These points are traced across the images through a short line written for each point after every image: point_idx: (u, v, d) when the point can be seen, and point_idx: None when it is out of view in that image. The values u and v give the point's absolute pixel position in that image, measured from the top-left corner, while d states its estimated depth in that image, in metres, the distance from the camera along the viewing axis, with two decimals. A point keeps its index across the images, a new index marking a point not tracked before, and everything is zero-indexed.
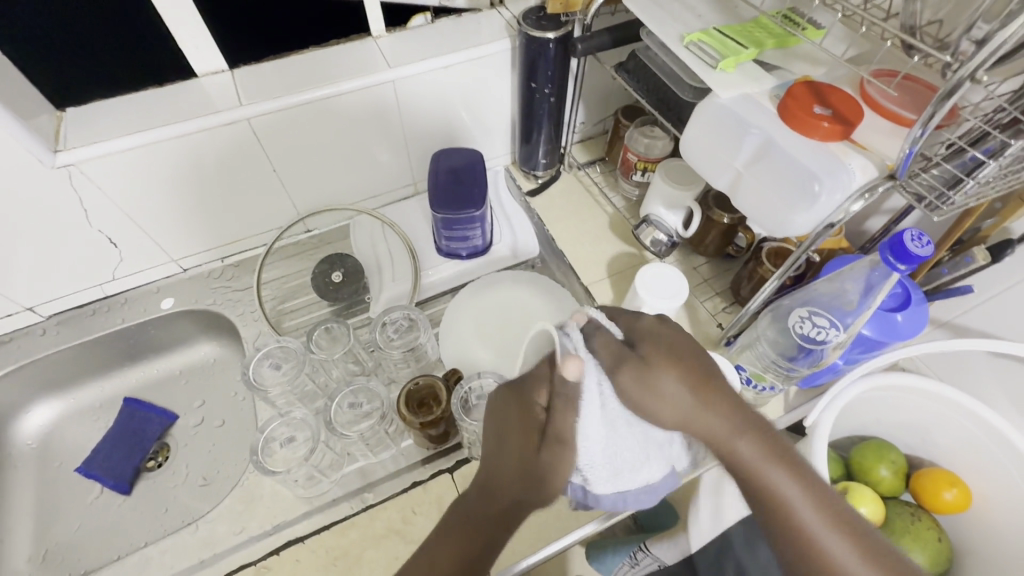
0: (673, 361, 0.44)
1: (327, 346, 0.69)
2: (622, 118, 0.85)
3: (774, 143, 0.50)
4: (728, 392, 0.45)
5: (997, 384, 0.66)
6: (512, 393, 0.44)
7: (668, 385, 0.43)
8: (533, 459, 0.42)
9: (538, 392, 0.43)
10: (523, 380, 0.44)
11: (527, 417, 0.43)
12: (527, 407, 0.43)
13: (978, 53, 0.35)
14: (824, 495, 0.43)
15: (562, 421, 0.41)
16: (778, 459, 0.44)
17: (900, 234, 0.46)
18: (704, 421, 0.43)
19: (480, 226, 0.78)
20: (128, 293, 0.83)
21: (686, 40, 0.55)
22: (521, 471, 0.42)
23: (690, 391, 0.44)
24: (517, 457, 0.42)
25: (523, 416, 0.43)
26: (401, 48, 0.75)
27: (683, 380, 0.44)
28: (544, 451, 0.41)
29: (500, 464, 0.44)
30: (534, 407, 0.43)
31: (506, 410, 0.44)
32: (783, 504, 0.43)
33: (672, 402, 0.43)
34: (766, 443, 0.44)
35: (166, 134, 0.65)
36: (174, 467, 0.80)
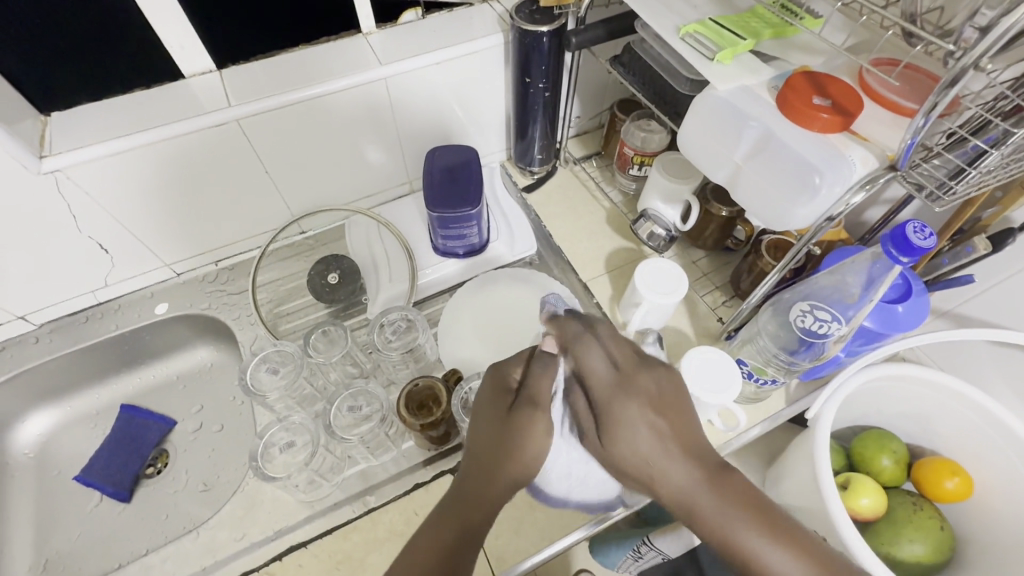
0: (642, 408, 0.44)
1: (325, 349, 0.68)
2: (617, 112, 0.84)
3: (773, 136, 0.50)
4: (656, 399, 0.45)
5: (999, 373, 0.66)
6: (493, 371, 0.51)
7: (639, 434, 0.43)
8: (507, 421, 0.47)
9: (514, 368, 0.50)
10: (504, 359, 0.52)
11: (504, 387, 0.49)
12: (502, 382, 0.50)
13: (981, 41, 0.34)
14: (764, 518, 0.40)
15: (535, 384, 0.48)
16: (744, 503, 0.41)
17: (902, 226, 0.45)
18: (670, 468, 0.42)
19: (476, 225, 0.77)
20: (121, 299, 0.82)
21: (683, 32, 0.54)
22: (497, 430, 0.47)
23: (659, 429, 0.44)
24: (493, 418, 0.48)
25: (500, 387, 0.49)
26: (392, 45, 0.74)
27: (650, 424, 0.44)
28: (519, 408, 0.47)
29: (479, 432, 0.47)
30: (509, 379, 0.50)
31: (483, 390, 0.50)
32: (751, 560, 0.40)
33: (642, 452, 0.43)
34: (737, 503, 0.41)
35: (155, 137, 0.64)
36: (173, 473, 0.80)
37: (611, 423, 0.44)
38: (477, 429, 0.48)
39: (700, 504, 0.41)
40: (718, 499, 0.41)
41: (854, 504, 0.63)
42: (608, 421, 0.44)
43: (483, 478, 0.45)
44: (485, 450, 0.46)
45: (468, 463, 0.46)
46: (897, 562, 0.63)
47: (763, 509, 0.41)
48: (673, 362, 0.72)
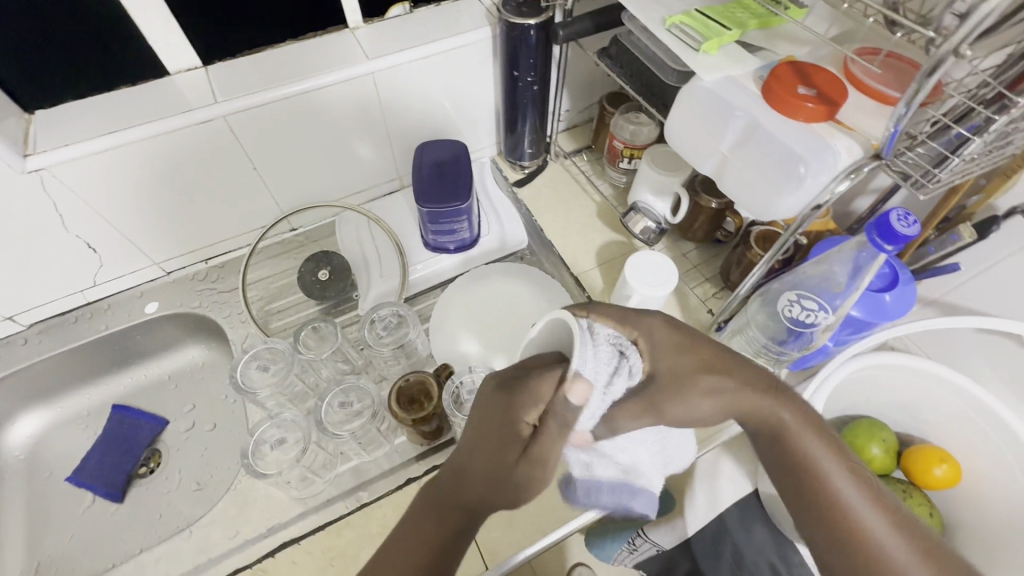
0: (712, 361, 0.47)
1: (315, 345, 0.68)
2: (607, 106, 0.84)
3: (758, 126, 0.50)
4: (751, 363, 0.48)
5: (984, 360, 0.67)
6: (504, 400, 0.40)
7: (707, 383, 0.46)
8: (512, 468, 0.39)
9: (529, 406, 0.39)
10: (518, 381, 0.40)
11: (513, 415, 0.40)
12: (516, 414, 0.39)
13: (961, 27, 0.34)
14: (853, 469, 0.45)
15: (552, 434, 0.38)
16: (844, 455, 0.46)
17: (886, 214, 0.45)
18: (756, 404, 0.46)
19: (466, 219, 0.77)
20: (110, 299, 0.81)
21: (669, 23, 0.54)
22: (496, 471, 0.40)
23: (763, 388, 0.47)
24: (494, 460, 0.40)
25: (506, 419, 0.40)
26: (380, 40, 0.74)
27: (720, 376, 0.46)
28: (525, 463, 0.39)
29: (476, 459, 0.41)
30: (523, 416, 0.39)
31: (489, 411, 0.41)
32: (844, 508, 0.44)
33: (715, 402, 0.46)
34: (816, 429, 0.47)
35: (140, 134, 0.64)
36: (166, 473, 0.80)
37: (679, 383, 0.45)
38: (471, 458, 0.41)
39: (786, 431, 0.46)
40: (819, 443, 0.46)
41: None
42: (680, 381, 0.45)
43: (471, 509, 0.41)
44: (476, 486, 0.41)
45: (457, 493, 0.42)
46: None
47: (831, 437, 0.47)
48: None
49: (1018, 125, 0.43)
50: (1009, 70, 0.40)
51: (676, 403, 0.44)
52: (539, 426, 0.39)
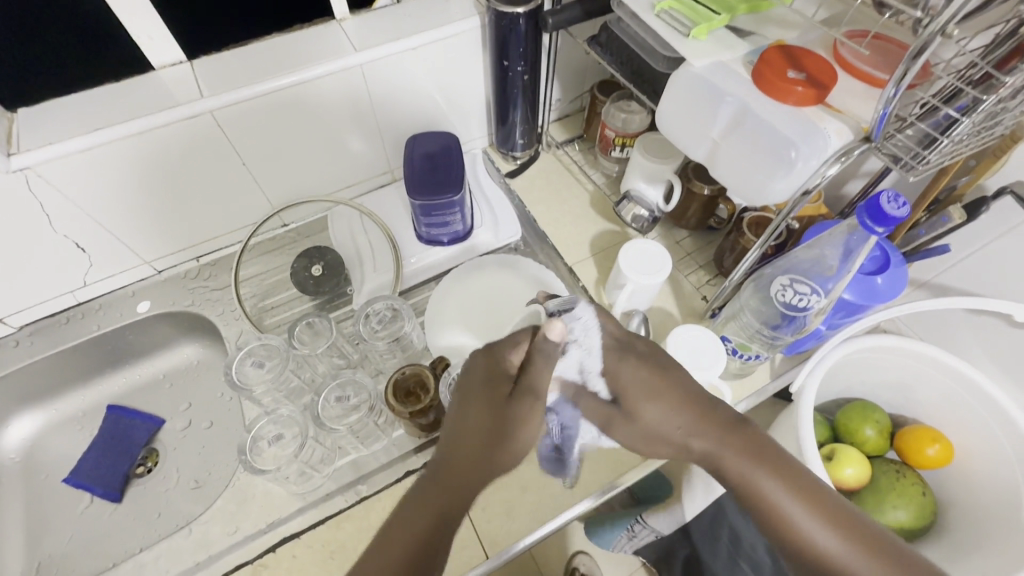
0: (655, 388, 0.48)
1: (310, 341, 0.68)
2: (597, 94, 0.84)
3: (749, 111, 0.50)
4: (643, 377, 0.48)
5: (976, 341, 0.67)
6: (487, 356, 0.47)
7: (656, 412, 0.48)
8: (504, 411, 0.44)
9: (511, 353, 0.47)
10: (498, 341, 0.48)
11: (495, 364, 0.47)
12: (499, 369, 0.47)
13: (947, 7, 0.34)
14: (782, 471, 0.46)
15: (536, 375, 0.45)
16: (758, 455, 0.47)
17: (877, 196, 0.45)
18: (695, 430, 0.47)
19: (459, 211, 0.77)
20: (101, 299, 0.81)
21: (658, 9, 0.54)
22: (489, 421, 0.44)
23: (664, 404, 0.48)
24: (486, 410, 0.45)
25: (491, 374, 0.46)
26: (367, 31, 0.73)
27: (665, 391, 0.48)
28: (517, 403, 0.45)
29: (470, 412, 0.46)
30: (506, 366, 0.47)
31: (476, 369, 0.48)
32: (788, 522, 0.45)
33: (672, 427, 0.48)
34: (739, 447, 0.47)
35: (126, 131, 0.63)
36: (164, 472, 0.79)
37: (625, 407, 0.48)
38: (465, 417, 0.46)
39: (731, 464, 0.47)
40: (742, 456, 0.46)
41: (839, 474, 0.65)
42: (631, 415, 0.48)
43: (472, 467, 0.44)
44: (472, 442, 0.44)
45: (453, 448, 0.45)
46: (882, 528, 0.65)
47: (769, 455, 0.47)
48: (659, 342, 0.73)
49: (1006, 104, 0.43)
50: (997, 49, 0.40)
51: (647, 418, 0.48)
52: (521, 371, 0.46)
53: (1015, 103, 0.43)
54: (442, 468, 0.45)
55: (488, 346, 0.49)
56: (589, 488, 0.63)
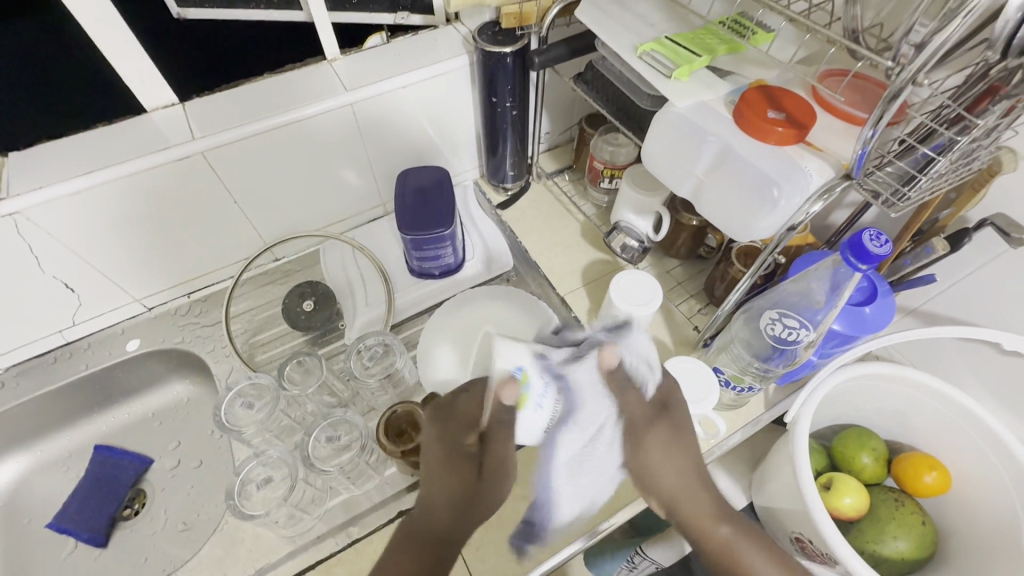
0: (675, 442, 0.53)
1: (300, 380, 0.67)
2: (586, 127, 0.85)
3: (731, 150, 0.50)
4: (674, 448, 0.53)
5: (968, 368, 0.68)
6: (443, 430, 0.52)
7: (671, 475, 0.53)
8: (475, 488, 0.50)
9: (471, 409, 0.52)
10: (448, 412, 0.53)
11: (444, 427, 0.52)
12: (456, 442, 0.51)
13: (916, 57, 0.35)
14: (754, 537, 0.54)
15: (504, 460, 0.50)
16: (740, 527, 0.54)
17: (859, 234, 0.46)
18: (691, 490, 0.54)
19: (450, 245, 0.77)
20: (90, 338, 0.80)
21: (640, 51, 0.55)
22: (456, 495, 0.50)
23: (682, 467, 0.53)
24: (456, 485, 0.50)
25: (448, 450, 0.51)
26: (358, 70, 0.74)
27: (679, 445, 0.54)
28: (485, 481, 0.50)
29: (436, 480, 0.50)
30: (463, 442, 0.51)
31: (431, 447, 0.52)
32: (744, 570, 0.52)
33: (668, 470, 0.53)
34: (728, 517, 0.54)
35: (118, 174, 0.63)
36: (151, 514, 0.78)
37: (673, 426, 0.54)
38: (433, 489, 0.50)
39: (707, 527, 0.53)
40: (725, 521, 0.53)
41: (837, 503, 0.65)
42: (672, 449, 0.53)
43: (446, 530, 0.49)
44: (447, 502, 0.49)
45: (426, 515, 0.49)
46: (882, 559, 0.64)
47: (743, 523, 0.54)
48: None
49: (980, 143, 0.44)
50: (969, 91, 0.42)
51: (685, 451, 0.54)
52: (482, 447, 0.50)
53: (989, 142, 0.44)
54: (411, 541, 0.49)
55: (435, 417, 0.53)
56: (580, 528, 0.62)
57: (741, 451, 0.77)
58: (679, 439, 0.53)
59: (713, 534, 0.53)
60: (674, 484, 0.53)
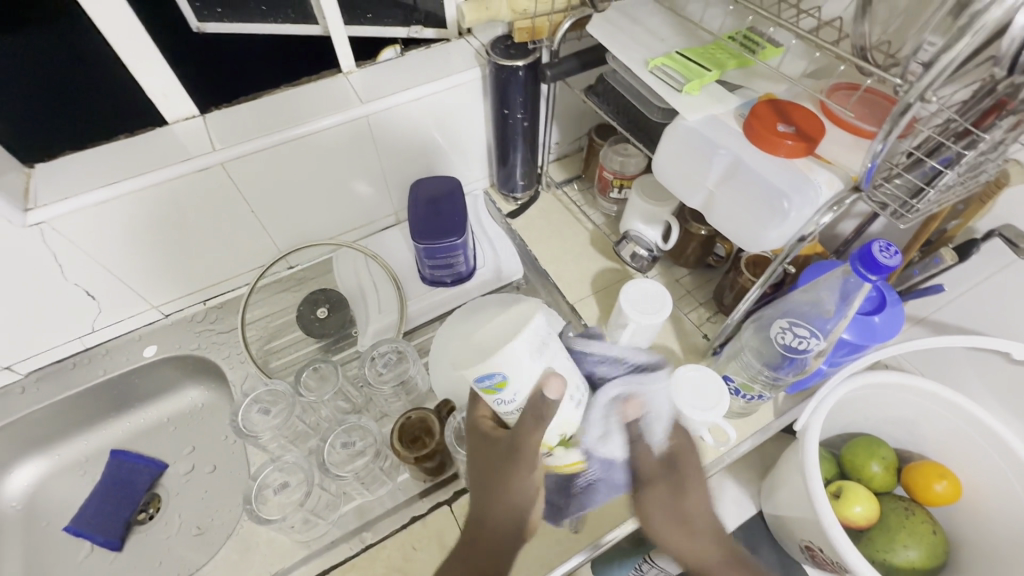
0: (692, 487, 0.59)
1: (316, 387, 0.68)
2: (595, 137, 0.86)
3: (742, 162, 0.51)
4: (685, 495, 0.58)
5: (977, 377, 0.68)
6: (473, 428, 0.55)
7: (691, 513, 0.58)
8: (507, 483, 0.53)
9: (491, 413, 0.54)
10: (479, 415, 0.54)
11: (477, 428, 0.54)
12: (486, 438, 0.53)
13: (926, 74, 0.36)
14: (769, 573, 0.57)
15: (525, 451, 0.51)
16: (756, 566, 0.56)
17: (868, 245, 0.46)
18: (709, 533, 0.57)
19: (462, 254, 0.79)
20: (108, 344, 0.81)
21: (652, 65, 0.56)
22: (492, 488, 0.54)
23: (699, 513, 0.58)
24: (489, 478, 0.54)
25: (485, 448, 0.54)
26: (374, 83, 0.76)
27: (687, 489, 0.58)
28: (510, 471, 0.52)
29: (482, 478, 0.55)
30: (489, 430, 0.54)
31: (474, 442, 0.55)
32: None
33: (693, 511, 0.58)
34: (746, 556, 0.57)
35: (142, 184, 0.65)
36: (166, 518, 0.79)
37: (674, 478, 0.59)
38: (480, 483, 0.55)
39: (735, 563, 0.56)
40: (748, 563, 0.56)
41: (846, 511, 0.65)
42: (676, 492, 0.58)
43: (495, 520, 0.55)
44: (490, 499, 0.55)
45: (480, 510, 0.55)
46: (893, 568, 0.64)
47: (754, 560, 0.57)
48: None
49: (987, 157, 0.45)
50: (976, 106, 0.43)
51: (692, 489, 0.58)
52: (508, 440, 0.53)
53: (996, 155, 0.45)
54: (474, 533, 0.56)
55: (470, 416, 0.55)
56: (590, 536, 0.63)
57: (750, 459, 0.78)
58: (676, 480, 0.58)
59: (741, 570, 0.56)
60: (700, 528, 0.57)
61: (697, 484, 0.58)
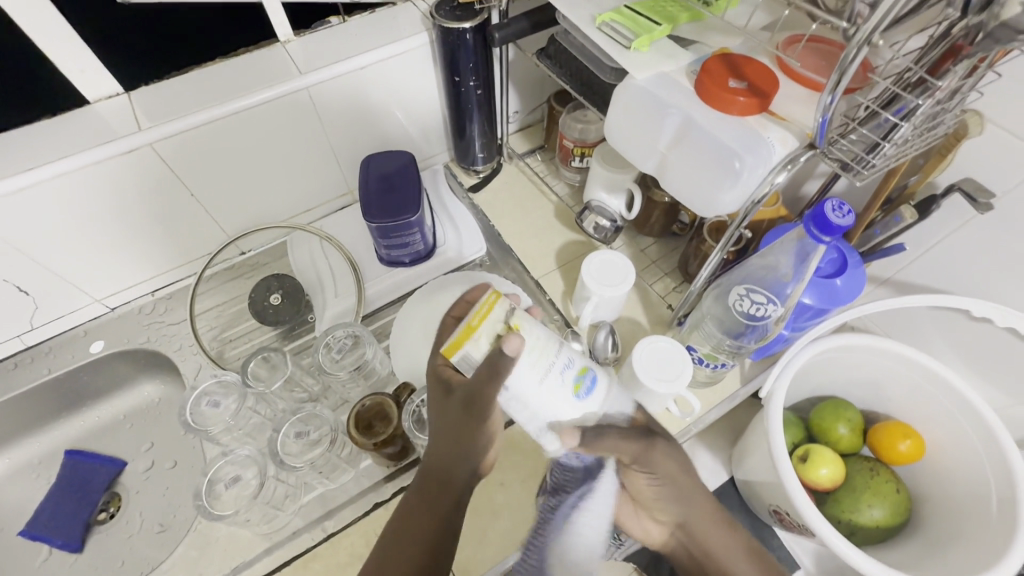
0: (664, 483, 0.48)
1: (267, 376, 0.64)
2: (554, 104, 0.83)
3: (693, 123, 0.48)
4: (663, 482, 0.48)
5: (941, 335, 0.68)
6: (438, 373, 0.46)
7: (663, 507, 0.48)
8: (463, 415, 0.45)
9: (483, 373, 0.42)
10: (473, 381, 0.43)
11: (440, 381, 0.46)
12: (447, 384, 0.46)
13: (872, 15, 0.33)
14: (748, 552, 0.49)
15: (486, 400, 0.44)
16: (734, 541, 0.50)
17: (821, 205, 0.44)
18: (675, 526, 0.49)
19: (418, 231, 0.75)
20: (52, 342, 0.78)
21: (599, 21, 0.53)
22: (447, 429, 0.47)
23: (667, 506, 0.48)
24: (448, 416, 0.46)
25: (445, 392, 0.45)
26: (313, 52, 0.71)
27: (665, 490, 0.49)
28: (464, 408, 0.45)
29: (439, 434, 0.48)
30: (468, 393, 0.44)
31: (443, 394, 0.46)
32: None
33: (664, 503, 0.48)
34: (712, 525, 0.50)
35: (62, 169, 0.61)
36: (127, 516, 0.76)
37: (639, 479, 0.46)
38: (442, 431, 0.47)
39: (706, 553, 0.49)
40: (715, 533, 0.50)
41: (813, 474, 0.65)
42: (660, 481, 0.47)
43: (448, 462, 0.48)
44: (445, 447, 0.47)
45: (432, 467, 0.48)
46: (858, 527, 0.65)
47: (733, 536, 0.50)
48: (628, 353, 0.72)
49: (944, 106, 0.42)
50: (932, 51, 0.40)
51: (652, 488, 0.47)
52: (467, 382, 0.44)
53: (954, 104, 0.43)
54: (426, 486, 0.48)
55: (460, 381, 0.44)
56: None
57: (720, 427, 0.78)
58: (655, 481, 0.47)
59: (711, 554, 0.49)
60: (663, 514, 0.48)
61: (655, 481, 0.47)
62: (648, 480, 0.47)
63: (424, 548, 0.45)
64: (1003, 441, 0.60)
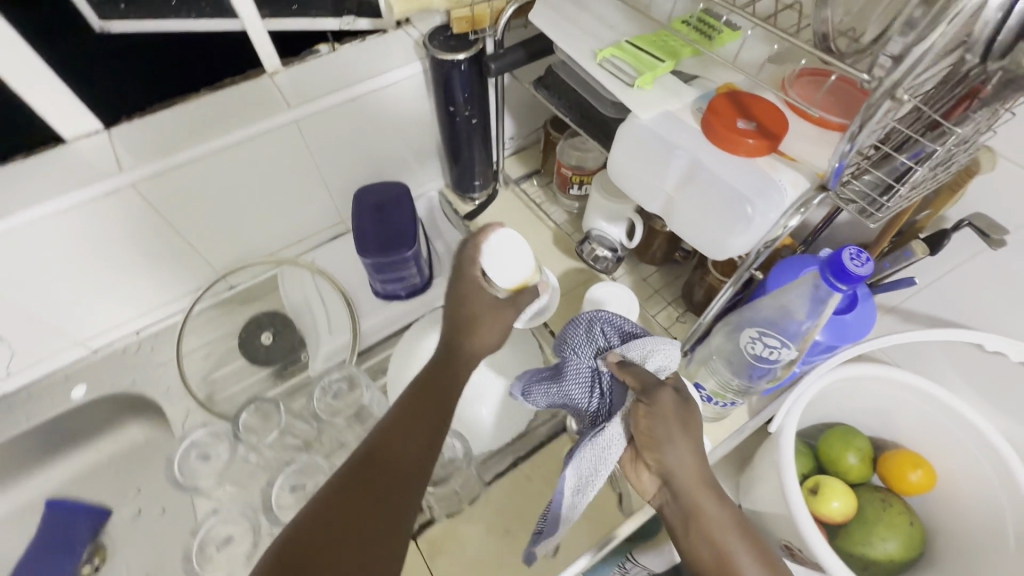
0: (676, 423, 0.43)
1: (260, 427, 0.62)
2: (551, 130, 0.81)
3: (700, 165, 0.47)
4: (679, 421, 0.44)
5: (950, 363, 0.66)
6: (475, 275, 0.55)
7: (672, 453, 0.43)
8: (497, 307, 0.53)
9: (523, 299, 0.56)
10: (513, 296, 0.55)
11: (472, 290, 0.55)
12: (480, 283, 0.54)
13: (894, 69, 0.32)
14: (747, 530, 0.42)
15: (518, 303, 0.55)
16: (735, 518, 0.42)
17: (838, 252, 0.43)
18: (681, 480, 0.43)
19: (414, 265, 0.73)
20: (31, 387, 0.74)
21: (600, 58, 0.51)
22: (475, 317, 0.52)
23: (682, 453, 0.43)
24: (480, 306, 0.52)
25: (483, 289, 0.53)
26: (303, 83, 0.69)
27: (685, 438, 0.43)
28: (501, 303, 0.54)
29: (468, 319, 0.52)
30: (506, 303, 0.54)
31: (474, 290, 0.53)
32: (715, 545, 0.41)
33: (677, 448, 0.43)
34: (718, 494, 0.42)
35: (38, 215, 0.58)
36: (113, 569, 0.73)
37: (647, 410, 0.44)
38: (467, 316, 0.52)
39: (698, 513, 0.42)
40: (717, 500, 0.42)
41: (824, 508, 0.64)
42: (679, 417, 0.44)
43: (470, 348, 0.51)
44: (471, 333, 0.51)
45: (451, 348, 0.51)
46: (871, 562, 0.63)
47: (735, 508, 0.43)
48: None
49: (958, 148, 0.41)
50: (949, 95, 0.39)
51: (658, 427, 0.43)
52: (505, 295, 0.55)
53: (969, 145, 0.41)
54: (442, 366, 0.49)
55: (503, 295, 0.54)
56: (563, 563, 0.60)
57: (727, 458, 0.76)
58: (685, 410, 0.45)
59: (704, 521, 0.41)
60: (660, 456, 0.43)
61: (668, 423, 0.43)
62: (655, 419, 0.43)
63: (422, 428, 0.44)
64: (1018, 475, 0.58)
